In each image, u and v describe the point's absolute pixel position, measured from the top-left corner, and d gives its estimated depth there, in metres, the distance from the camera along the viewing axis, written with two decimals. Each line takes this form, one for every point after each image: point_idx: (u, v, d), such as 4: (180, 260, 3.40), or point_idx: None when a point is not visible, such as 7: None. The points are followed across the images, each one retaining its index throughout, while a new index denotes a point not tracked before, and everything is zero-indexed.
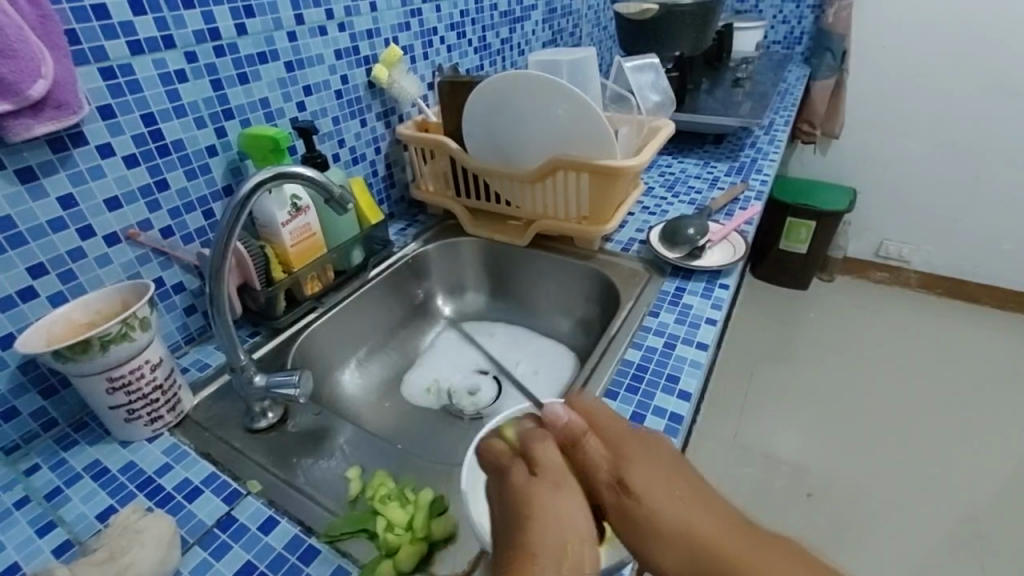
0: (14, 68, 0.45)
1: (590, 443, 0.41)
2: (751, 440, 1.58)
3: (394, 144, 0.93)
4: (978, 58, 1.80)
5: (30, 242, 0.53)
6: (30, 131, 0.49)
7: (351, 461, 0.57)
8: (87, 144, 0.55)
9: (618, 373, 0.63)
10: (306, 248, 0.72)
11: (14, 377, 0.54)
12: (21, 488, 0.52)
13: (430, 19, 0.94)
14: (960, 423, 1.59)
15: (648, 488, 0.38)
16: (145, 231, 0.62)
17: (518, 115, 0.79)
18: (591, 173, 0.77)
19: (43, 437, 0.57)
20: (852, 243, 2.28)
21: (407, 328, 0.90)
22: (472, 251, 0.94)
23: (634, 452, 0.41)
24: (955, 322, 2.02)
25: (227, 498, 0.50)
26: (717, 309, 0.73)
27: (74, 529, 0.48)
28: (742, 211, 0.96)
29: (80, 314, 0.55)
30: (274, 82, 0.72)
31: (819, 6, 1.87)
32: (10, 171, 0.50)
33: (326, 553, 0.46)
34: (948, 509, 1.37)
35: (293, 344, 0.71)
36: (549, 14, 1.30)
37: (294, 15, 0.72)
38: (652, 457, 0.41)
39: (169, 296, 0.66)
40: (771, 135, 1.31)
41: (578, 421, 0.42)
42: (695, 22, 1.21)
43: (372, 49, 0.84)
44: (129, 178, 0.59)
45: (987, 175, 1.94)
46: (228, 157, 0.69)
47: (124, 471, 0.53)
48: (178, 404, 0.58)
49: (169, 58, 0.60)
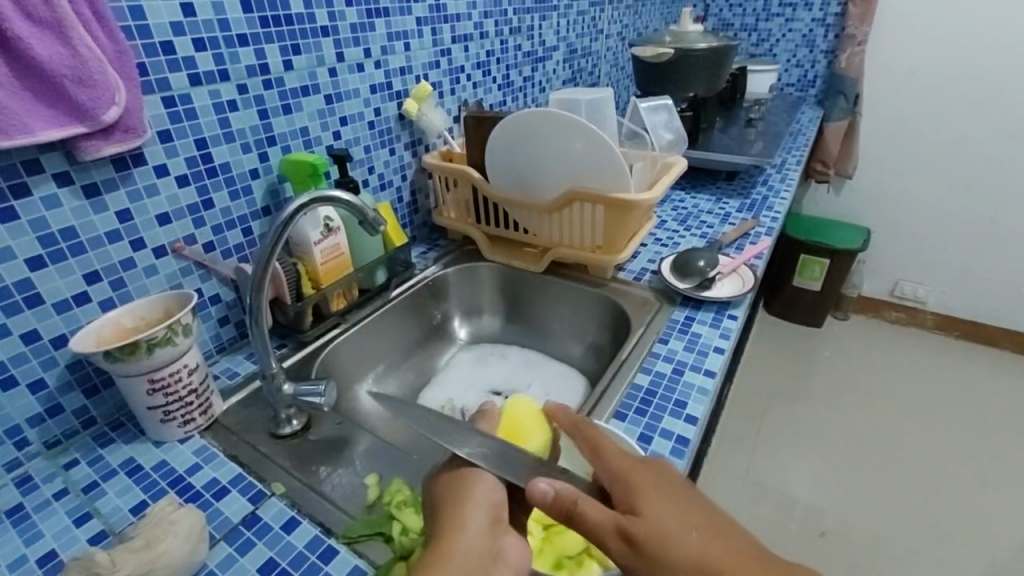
0: (92, 95, 0.51)
1: (587, 510, 0.40)
2: (762, 479, 1.56)
3: (419, 172, 0.98)
4: (989, 105, 1.84)
5: (88, 250, 0.58)
6: (99, 151, 0.54)
7: (368, 469, 0.59)
8: (146, 164, 0.61)
9: (627, 396, 0.65)
10: (336, 267, 0.77)
11: (62, 376, 0.58)
12: (61, 481, 0.55)
13: (459, 58, 1.01)
14: (979, 469, 1.56)
15: (662, 539, 0.39)
16: (190, 244, 0.67)
17: (536, 149, 0.84)
18: (605, 205, 0.81)
19: (82, 434, 0.60)
20: (865, 281, 2.28)
21: (424, 349, 0.93)
22: (490, 275, 0.98)
23: (642, 502, 0.41)
24: (974, 365, 1.98)
25: (252, 498, 0.53)
26: (725, 338, 0.75)
27: (109, 520, 0.51)
28: (753, 245, 0.98)
29: (128, 319, 0.59)
30: (314, 113, 0.78)
31: (832, 51, 1.95)
32: (78, 186, 0.55)
33: (344, 554, 0.48)
34: (968, 557, 1.33)
35: (317, 358, 0.74)
36: (570, 55, 1.37)
37: (335, 54, 0.79)
38: (659, 497, 0.41)
39: (206, 307, 0.70)
40: (783, 173, 1.35)
41: (567, 491, 0.40)
42: (709, 66, 1.27)
43: (404, 85, 0.91)
44: (179, 196, 0.65)
45: (1002, 219, 1.94)
46: (269, 180, 0.74)
47: (157, 468, 0.56)
48: (210, 408, 0.62)
49: (223, 90, 0.66)
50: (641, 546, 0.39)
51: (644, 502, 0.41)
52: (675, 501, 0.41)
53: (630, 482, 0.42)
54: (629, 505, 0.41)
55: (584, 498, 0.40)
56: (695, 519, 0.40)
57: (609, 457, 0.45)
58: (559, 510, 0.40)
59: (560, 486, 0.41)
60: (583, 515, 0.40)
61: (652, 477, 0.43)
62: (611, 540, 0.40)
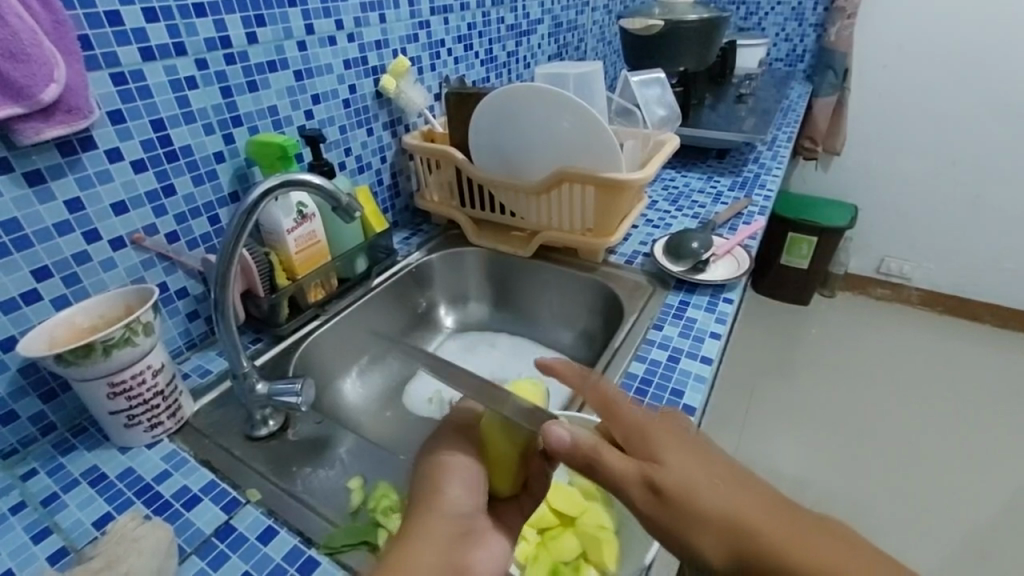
0: (27, 72, 0.45)
1: (609, 457, 0.39)
2: (751, 457, 1.56)
3: (400, 153, 0.93)
4: (976, 80, 1.83)
5: (35, 244, 0.53)
6: (40, 134, 0.49)
7: (350, 472, 0.56)
8: (97, 148, 0.55)
9: (622, 386, 0.62)
10: (312, 256, 0.72)
11: (14, 380, 0.53)
12: (17, 494, 0.51)
13: (438, 31, 0.95)
14: (963, 441, 1.58)
15: (689, 491, 0.37)
16: (151, 235, 0.62)
17: (522, 126, 0.80)
18: (596, 186, 0.77)
19: (41, 442, 0.56)
20: (852, 259, 2.28)
21: (410, 338, 0.90)
22: (477, 261, 0.94)
23: (662, 448, 0.39)
24: (958, 340, 2.01)
25: (226, 507, 0.50)
26: (721, 323, 0.72)
27: (70, 536, 0.47)
28: (746, 225, 0.96)
29: (84, 317, 0.54)
30: (283, 90, 0.73)
31: (821, 25, 1.90)
32: (18, 174, 0.50)
33: (325, 565, 0.45)
34: (950, 528, 1.36)
35: (294, 353, 0.70)
36: (555, 28, 1.31)
37: (304, 25, 0.73)
38: (676, 443, 0.40)
39: (172, 301, 0.66)
40: (774, 150, 1.32)
41: (587, 439, 0.39)
42: (700, 39, 1.23)
43: (381, 60, 0.85)
44: (136, 182, 0.59)
45: (987, 194, 1.95)
46: (236, 164, 0.69)
47: (123, 477, 0.53)
48: (179, 410, 0.58)
49: (180, 65, 0.61)
50: (670, 502, 0.37)
51: (666, 450, 0.39)
52: (695, 453, 0.39)
53: (647, 432, 0.40)
54: (651, 455, 0.39)
55: (605, 445, 0.39)
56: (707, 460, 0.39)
57: (625, 410, 0.42)
58: (580, 459, 0.39)
59: (577, 434, 0.40)
60: (606, 464, 0.39)
61: (668, 428, 0.40)
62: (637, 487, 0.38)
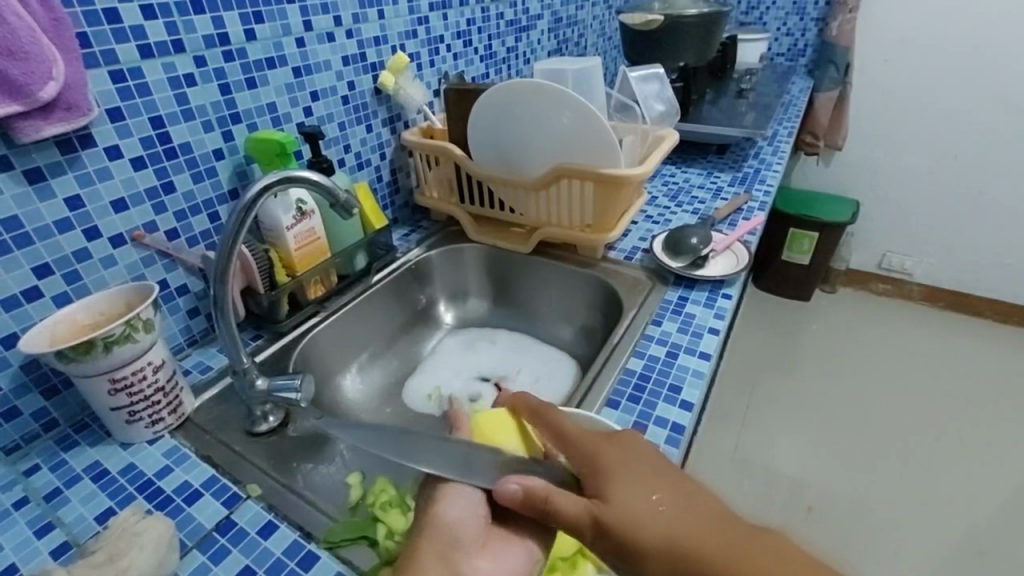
0: (25, 69, 0.45)
1: (560, 499, 0.40)
2: (751, 453, 1.57)
3: (399, 150, 0.93)
4: (978, 74, 1.82)
5: (36, 242, 0.53)
6: (40, 132, 0.49)
7: (350, 468, 0.59)
8: (96, 146, 0.55)
9: (620, 382, 0.63)
10: (311, 253, 0.73)
11: (16, 377, 0.54)
12: (20, 489, 0.52)
13: (437, 27, 0.95)
14: (963, 437, 1.58)
15: (632, 523, 0.39)
16: (151, 232, 0.62)
17: (520, 123, 0.80)
18: (594, 182, 0.77)
19: (43, 438, 0.56)
20: (853, 255, 2.28)
21: (410, 334, 0.90)
22: (476, 257, 0.94)
23: (609, 482, 0.41)
24: (959, 336, 2.00)
25: (226, 502, 0.50)
26: (720, 318, 0.73)
27: (73, 531, 0.48)
28: (746, 222, 0.96)
29: (85, 314, 0.54)
30: (281, 87, 0.73)
31: (823, 19, 1.89)
32: (19, 171, 0.50)
33: (325, 560, 0.45)
34: (949, 523, 1.36)
35: (293, 349, 0.71)
36: (555, 24, 1.31)
37: (303, 22, 0.73)
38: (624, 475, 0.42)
39: (172, 298, 0.66)
40: (774, 145, 1.32)
41: (538, 486, 0.40)
42: (700, 33, 1.22)
43: (380, 57, 0.85)
44: (136, 180, 0.60)
45: (989, 189, 1.94)
46: (235, 161, 0.69)
47: (124, 473, 0.53)
48: (180, 406, 0.58)
49: (178, 62, 0.61)
50: (615, 536, 0.39)
51: (614, 485, 0.41)
52: (641, 480, 0.42)
53: (596, 463, 0.43)
54: (598, 490, 0.41)
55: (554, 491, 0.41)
56: (653, 483, 0.42)
57: (574, 441, 0.45)
58: (535, 503, 0.40)
59: (528, 483, 0.41)
60: (557, 507, 0.40)
61: (617, 456, 0.43)
62: (588, 530, 0.40)
